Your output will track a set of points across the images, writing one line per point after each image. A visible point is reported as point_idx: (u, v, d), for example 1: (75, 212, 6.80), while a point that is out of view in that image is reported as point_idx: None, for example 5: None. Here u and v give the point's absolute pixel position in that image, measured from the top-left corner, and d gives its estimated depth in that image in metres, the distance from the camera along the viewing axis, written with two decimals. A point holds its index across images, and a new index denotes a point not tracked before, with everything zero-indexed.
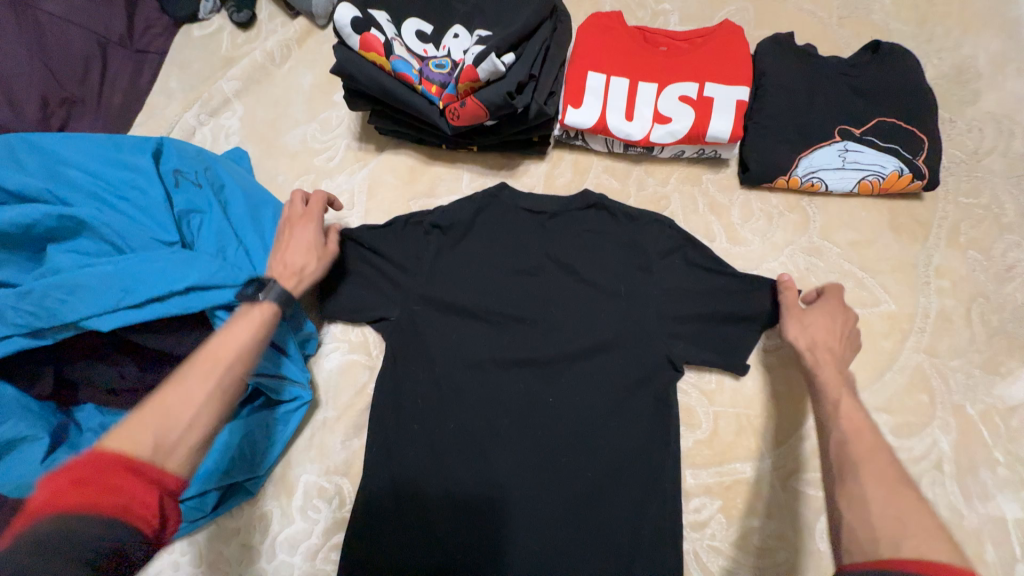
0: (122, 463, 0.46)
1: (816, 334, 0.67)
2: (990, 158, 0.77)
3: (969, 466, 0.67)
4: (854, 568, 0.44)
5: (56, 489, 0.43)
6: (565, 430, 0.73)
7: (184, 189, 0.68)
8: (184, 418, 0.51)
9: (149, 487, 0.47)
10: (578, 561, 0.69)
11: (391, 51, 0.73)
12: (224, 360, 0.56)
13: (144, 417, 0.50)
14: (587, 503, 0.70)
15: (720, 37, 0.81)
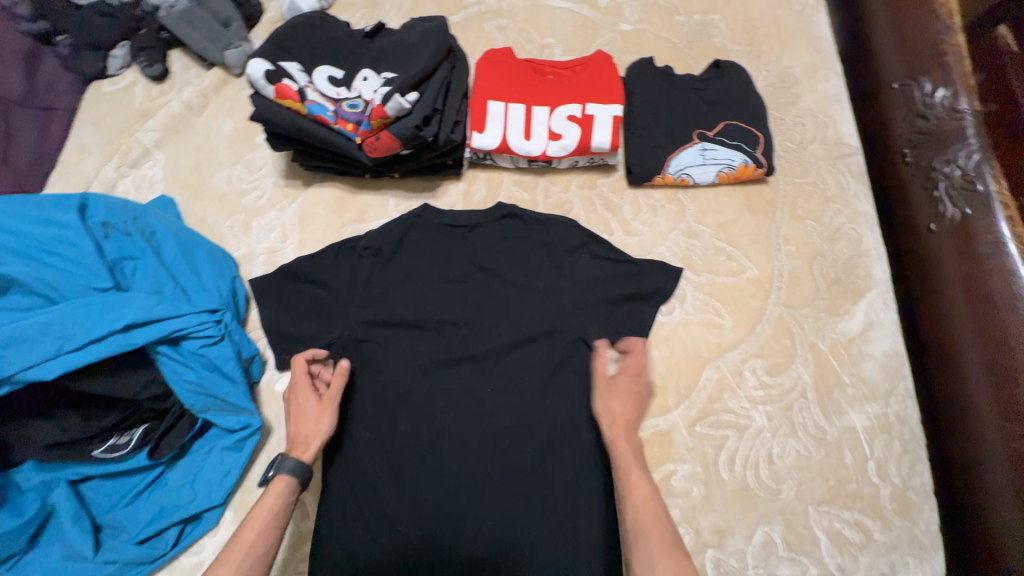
0: None
1: (619, 406, 0.79)
2: (811, 146, 0.97)
3: (826, 390, 0.83)
4: None
5: None
6: (505, 414, 0.82)
7: (115, 238, 0.72)
8: None
9: None
10: (530, 529, 0.77)
11: (306, 97, 0.81)
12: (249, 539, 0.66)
13: None
14: (532, 476, 0.80)
15: (595, 65, 0.96)
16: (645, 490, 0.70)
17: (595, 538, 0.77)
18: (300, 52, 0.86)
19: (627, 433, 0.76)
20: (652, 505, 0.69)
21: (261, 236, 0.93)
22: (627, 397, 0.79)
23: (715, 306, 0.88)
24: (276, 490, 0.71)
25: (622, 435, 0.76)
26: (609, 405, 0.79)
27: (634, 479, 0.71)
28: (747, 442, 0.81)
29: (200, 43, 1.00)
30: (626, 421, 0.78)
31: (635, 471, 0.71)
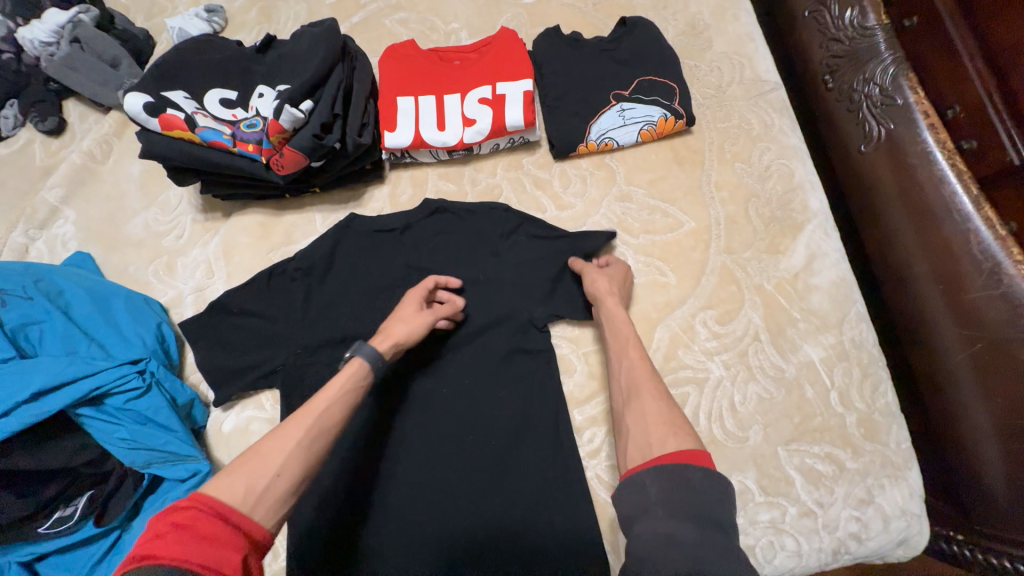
0: (206, 514, 0.48)
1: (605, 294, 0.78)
2: (731, 88, 0.96)
3: (778, 329, 0.82)
4: (637, 470, 0.57)
5: (152, 536, 0.46)
6: (464, 412, 0.80)
7: (14, 304, 0.68)
8: (275, 463, 0.55)
9: (233, 541, 0.48)
10: (505, 527, 0.74)
11: (195, 124, 0.77)
12: (315, 408, 0.62)
13: (251, 462, 0.54)
14: (499, 469, 0.77)
15: (499, 43, 0.94)
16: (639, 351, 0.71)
17: (570, 523, 0.74)
18: (187, 80, 0.82)
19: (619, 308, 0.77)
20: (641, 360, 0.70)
21: (187, 276, 0.89)
22: (617, 287, 0.80)
23: (657, 265, 0.87)
24: (355, 372, 0.67)
25: (614, 317, 0.76)
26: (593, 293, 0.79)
27: (629, 347, 0.71)
28: (708, 395, 0.80)
29: (89, 87, 0.96)
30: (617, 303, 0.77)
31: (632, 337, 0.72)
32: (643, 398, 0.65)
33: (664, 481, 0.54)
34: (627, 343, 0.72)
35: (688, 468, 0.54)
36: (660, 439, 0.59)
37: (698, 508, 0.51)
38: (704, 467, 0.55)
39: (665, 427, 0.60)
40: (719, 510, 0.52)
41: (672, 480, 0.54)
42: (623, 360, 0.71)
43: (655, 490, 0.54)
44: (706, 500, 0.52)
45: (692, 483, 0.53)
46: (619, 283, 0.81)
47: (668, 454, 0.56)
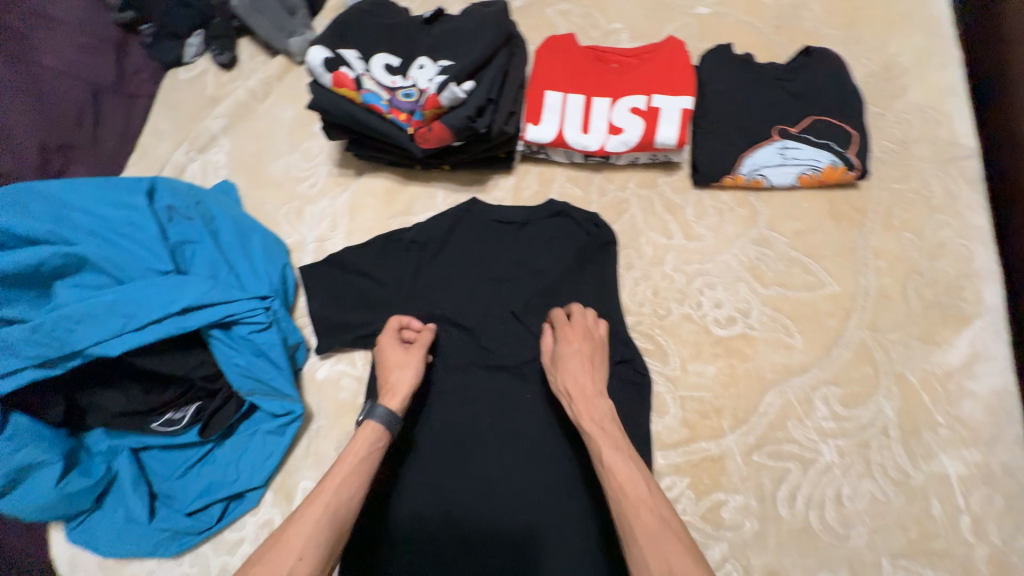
0: None
1: (577, 382, 0.70)
2: (917, 146, 0.85)
3: (913, 429, 0.72)
4: None
5: None
6: (512, 400, 0.80)
7: (178, 222, 0.74)
8: (297, 546, 0.55)
9: None
10: (530, 523, 0.74)
11: (361, 86, 0.80)
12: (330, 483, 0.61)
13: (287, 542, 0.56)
14: (535, 465, 0.76)
15: (665, 52, 0.89)
16: (635, 478, 0.59)
17: (597, 538, 0.72)
18: (359, 39, 0.85)
19: (597, 409, 0.67)
20: (634, 484, 0.59)
21: (312, 224, 0.94)
22: (585, 367, 0.71)
23: (784, 323, 0.79)
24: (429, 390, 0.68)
25: (586, 412, 0.67)
26: (575, 380, 0.70)
27: (620, 464, 0.61)
28: (813, 478, 0.72)
29: (266, 30, 1.02)
30: (590, 394, 0.68)
31: (619, 453, 0.62)
32: (659, 539, 0.54)
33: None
34: (615, 460, 0.61)
35: None
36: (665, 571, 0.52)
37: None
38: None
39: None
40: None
41: None
42: (613, 488, 0.59)
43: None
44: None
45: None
46: (589, 361, 0.72)
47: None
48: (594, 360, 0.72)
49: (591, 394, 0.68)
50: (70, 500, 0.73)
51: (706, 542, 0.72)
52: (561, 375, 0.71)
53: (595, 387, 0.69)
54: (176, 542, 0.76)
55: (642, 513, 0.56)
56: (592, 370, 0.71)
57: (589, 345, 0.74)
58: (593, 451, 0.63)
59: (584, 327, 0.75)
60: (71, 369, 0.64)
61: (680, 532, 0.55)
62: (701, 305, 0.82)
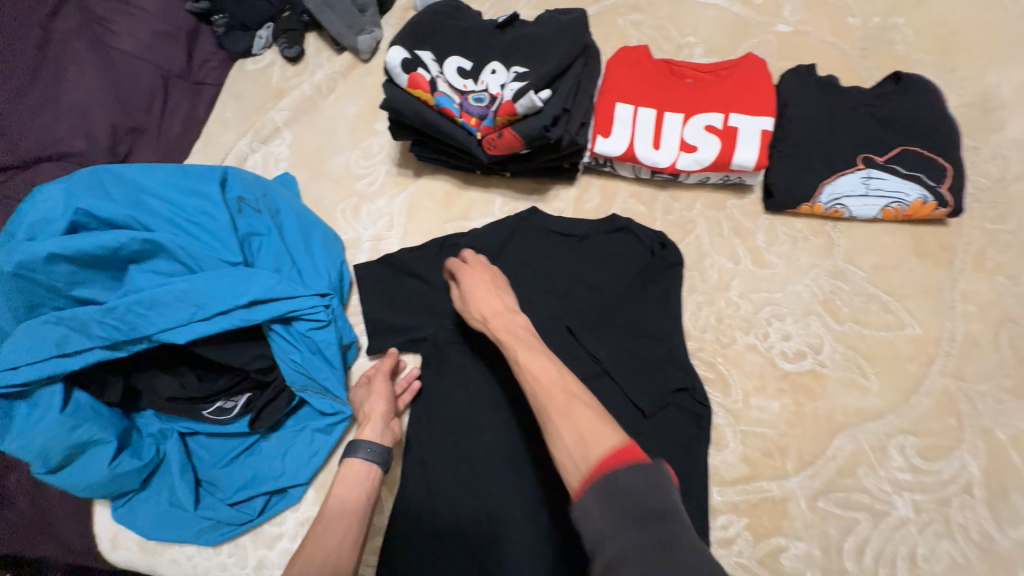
0: None
1: (489, 305, 0.66)
2: (1016, 185, 0.79)
3: (999, 490, 0.67)
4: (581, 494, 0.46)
5: None
6: (514, 403, 0.76)
7: (247, 214, 0.73)
8: None
9: None
10: (530, 533, 0.70)
11: (436, 88, 0.79)
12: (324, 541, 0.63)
13: None
14: (539, 475, 0.72)
15: (745, 69, 0.85)
16: (546, 365, 0.57)
17: None
18: (433, 41, 0.85)
19: (509, 322, 0.64)
20: (545, 369, 0.56)
21: (369, 223, 0.94)
22: (492, 290, 0.69)
23: (859, 363, 0.75)
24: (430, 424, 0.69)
25: (501, 328, 0.64)
26: (479, 307, 0.67)
27: (529, 360, 0.58)
28: (883, 532, 0.67)
29: (336, 26, 1.02)
30: (502, 313, 0.65)
31: (524, 349, 0.59)
32: (575, 413, 0.51)
33: (600, 498, 0.44)
34: (526, 356, 0.58)
35: (630, 466, 0.45)
36: (583, 446, 0.48)
37: (659, 544, 0.40)
38: (634, 447, 0.47)
39: (591, 429, 0.49)
40: (659, 501, 0.43)
41: (610, 498, 0.44)
42: (531, 385, 0.56)
43: (595, 513, 0.44)
44: (651, 505, 0.43)
45: (625, 489, 0.44)
46: (494, 286, 0.70)
47: (597, 465, 0.46)
48: (500, 286, 0.70)
49: (500, 313, 0.65)
50: (120, 480, 0.73)
51: None
52: (474, 305, 0.68)
53: (505, 307, 0.66)
54: (218, 531, 0.76)
55: (552, 394, 0.53)
56: (501, 293, 0.69)
57: (492, 275, 0.72)
58: (507, 357, 0.60)
59: (482, 262, 0.74)
60: (137, 352, 0.66)
61: (585, 398, 0.53)
62: (768, 336, 0.79)
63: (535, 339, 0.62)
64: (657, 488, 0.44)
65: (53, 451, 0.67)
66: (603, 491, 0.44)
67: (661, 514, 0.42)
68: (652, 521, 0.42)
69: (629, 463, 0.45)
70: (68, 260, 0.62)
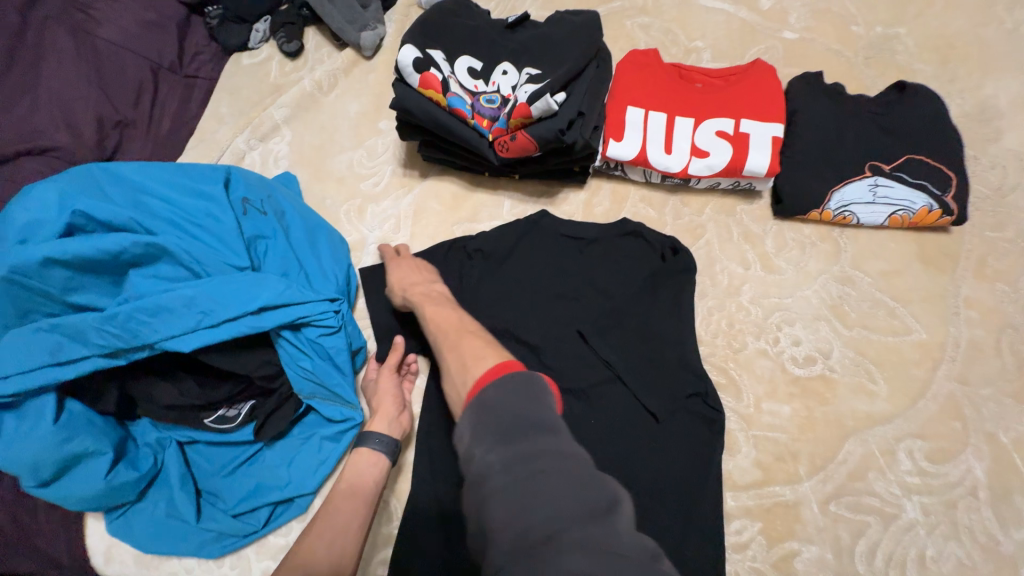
0: None
1: (409, 278, 0.77)
2: (1014, 194, 0.81)
3: (1002, 492, 0.69)
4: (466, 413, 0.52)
5: None
6: None
7: (252, 216, 0.71)
8: None
9: None
10: None
11: (448, 89, 0.77)
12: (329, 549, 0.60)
13: None
14: None
15: (755, 75, 0.85)
16: (448, 314, 0.68)
17: None
18: (443, 40, 0.82)
19: (424, 288, 0.75)
20: (447, 319, 0.67)
21: (374, 224, 0.91)
22: (411, 267, 0.79)
23: (868, 368, 0.76)
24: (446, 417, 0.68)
25: (418, 294, 0.74)
26: (401, 280, 0.77)
27: (434, 311, 0.69)
28: (893, 535, 0.69)
29: (337, 21, 0.99)
30: (421, 284, 0.76)
31: (432, 304, 0.71)
32: (464, 346, 0.60)
33: (473, 415, 0.49)
34: (433, 310, 0.69)
35: (498, 381, 0.51)
36: (464, 372, 0.57)
37: (511, 444, 0.44)
38: (512, 368, 0.52)
39: (477, 359, 0.57)
40: (521, 408, 0.47)
41: (486, 416, 0.48)
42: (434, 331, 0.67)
43: (467, 430, 0.48)
44: (513, 412, 0.46)
45: (490, 403, 0.48)
46: (418, 264, 0.81)
47: (474, 387, 0.53)
48: (424, 265, 0.81)
49: (420, 283, 0.76)
50: (116, 492, 0.69)
51: None
52: (395, 281, 0.77)
53: (424, 279, 0.77)
54: (221, 543, 0.73)
55: (449, 335, 0.64)
56: (423, 268, 0.80)
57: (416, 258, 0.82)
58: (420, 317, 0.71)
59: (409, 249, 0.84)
60: (137, 361, 0.63)
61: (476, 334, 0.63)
62: (778, 342, 0.79)
63: (447, 299, 0.73)
64: (523, 395, 0.48)
65: (43, 465, 0.64)
66: (479, 409, 0.49)
67: (526, 416, 0.46)
68: (522, 428, 0.45)
69: (496, 380, 0.51)
70: (65, 265, 0.59)
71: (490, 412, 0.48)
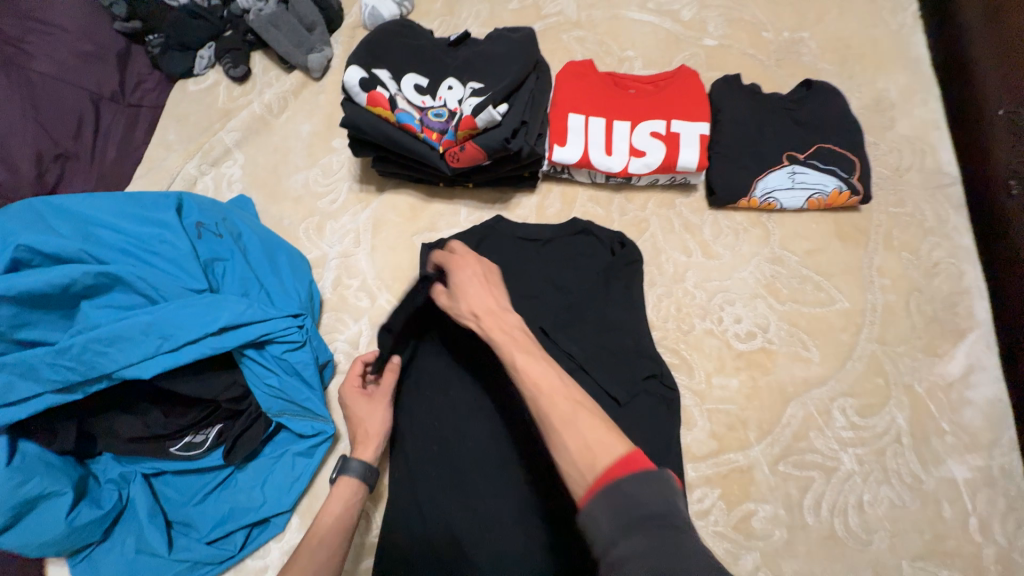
0: None
1: (482, 303, 0.60)
2: (909, 173, 0.92)
3: (922, 437, 0.77)
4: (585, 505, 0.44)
5: None
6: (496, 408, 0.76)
7: (207, 239, 0.71)
8: None
9: None
10: (517, 543, 0.69)
11: (396, 106, 0.81)
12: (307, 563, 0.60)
13: None
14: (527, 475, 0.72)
15: (681, 79, 0.93)
16: (547, 371, 0.53)
17: None
18: (389, 59, 0.86)
19: (507, 323, 0.59)
20: (549, 384, 0.52)
21: (334, 240, 0.93)
22: (482, 285, 0.62)
23: (801, 337, 0.84)
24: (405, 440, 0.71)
25: (495, 328, 0.58)
26: (479, 309, 0.60)
27: (530, 365, 0.54)
28: (836, 486, 0.76)
29: (284, 45, 1.01)
30: (496, 312, 0.60)
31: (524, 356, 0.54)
32: (582, 426, 0.48)
33: (608, 504, 0.43)
34: (526, 364, 0.54)
35: (637, 476, 0.44)
36: (588, 455, 0.46)
37: (669, 548, 0.39)
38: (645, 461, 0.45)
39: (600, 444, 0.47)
40: (672, 507, 0.42)
41: (617, 509, 0.42)
42: (531, 393, 0.52)
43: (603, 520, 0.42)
44: (665, 511, 0.42)
45: (637, 495, 0.42)
46: (489, 282, 0.63)
47: (606, 470, 0.45)
48: (492, 281, 0.64)
49: (498, 313, 0.59)
50: (79, 534, 0.68)
51: (739, 553, 0.74)
52: (463, 302, 0.61)
53: (501, 305, 0.61)
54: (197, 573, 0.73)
55: (557, 404, 0.50)
56: (495, 292, 0.63)
57: (485, 267, 0.65)
58: (503, 361, 0.56)
59: (469, 253, 0.66)
60: (95, 393, 0.62)
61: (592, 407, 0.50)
62: (722, 321, 0.86)
63: (534, 342, 0.57)
64: (665, 496, 0.42)
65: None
66: (608, 501, 0.43)
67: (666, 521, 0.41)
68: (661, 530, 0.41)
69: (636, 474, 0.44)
70: (12, 301, 0.58)
71: (620, 510, 0.42)
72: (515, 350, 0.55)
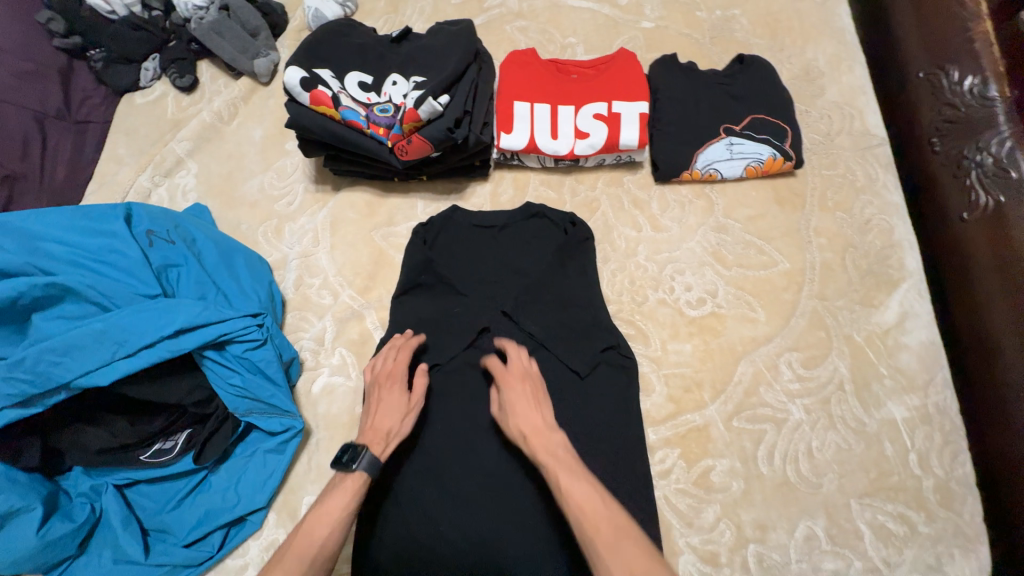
0: None
1: (529, 423, 0.66)
2: (840, 137, 0.97)
3: (864, 382, 0.82)
4: None
5: None
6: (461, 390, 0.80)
7: (158, 246, 0.72)
8: None
9: None
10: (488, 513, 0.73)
11: (339, 103, 0.82)
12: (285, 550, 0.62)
13: None
14: (493, 449, 0.76)
15: (620, 61, 0.96)
16: (587, 489, 0.58)
17: None
18: (332, 60, 0.88)
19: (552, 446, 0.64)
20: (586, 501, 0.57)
21: (293, 241, 0.94)
22: (532, 405, 0.68)
23: (747, 299, 0.88)
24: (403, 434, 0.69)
25: (541, 451, 0.63)
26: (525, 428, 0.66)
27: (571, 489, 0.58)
28: (786, 436, 0.80)
29: (228, 51, 1.02)
30: (542, 431, 0.65)
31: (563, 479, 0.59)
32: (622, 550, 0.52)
33: None
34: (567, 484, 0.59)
35: None
36: None
37: None
38: None
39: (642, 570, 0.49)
40: None
41: None
42: (572, 508, 0.57)
43: None
44: None
45: None
46: (536, 400, 0.69)
47: None
48: (540, 400, 0.69)
49: (540, 431, 0.65)
50: (53, 549, 0.68)
51: (701, 506, 0.78)
52: (511, 418, 0.67)
53: (545, 423, 0.66)
54: None
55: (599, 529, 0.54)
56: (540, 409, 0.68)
57: (532, 384, 0.71)
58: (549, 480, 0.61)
59: (522, 368, 0.72)
60: (53, 405, 0.63)
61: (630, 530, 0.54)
62: (674, 290, 0.90)
63: (575, 463, 0.62)
64: None
65: None
66: None
67: None
68: None
69: None
70: None
71: None
72: (562, 471, 0.60)
